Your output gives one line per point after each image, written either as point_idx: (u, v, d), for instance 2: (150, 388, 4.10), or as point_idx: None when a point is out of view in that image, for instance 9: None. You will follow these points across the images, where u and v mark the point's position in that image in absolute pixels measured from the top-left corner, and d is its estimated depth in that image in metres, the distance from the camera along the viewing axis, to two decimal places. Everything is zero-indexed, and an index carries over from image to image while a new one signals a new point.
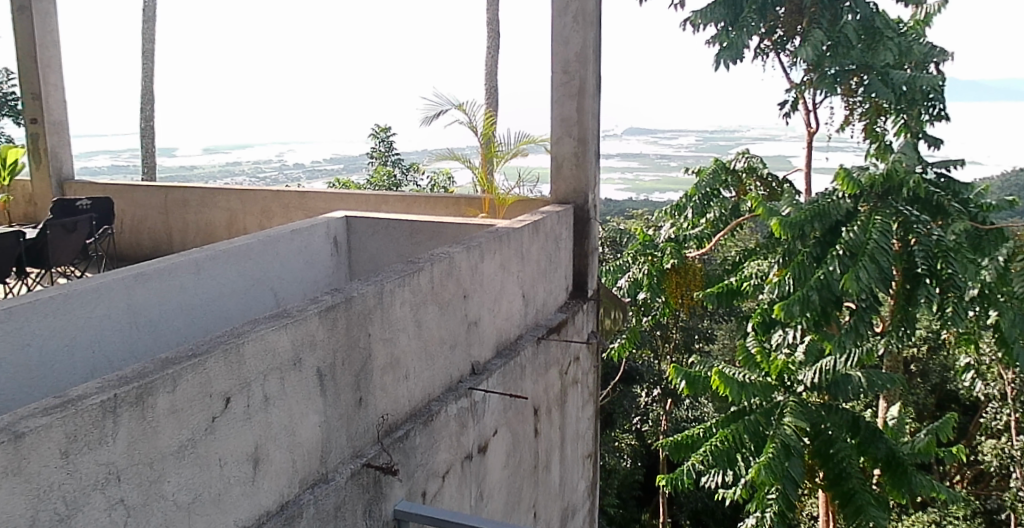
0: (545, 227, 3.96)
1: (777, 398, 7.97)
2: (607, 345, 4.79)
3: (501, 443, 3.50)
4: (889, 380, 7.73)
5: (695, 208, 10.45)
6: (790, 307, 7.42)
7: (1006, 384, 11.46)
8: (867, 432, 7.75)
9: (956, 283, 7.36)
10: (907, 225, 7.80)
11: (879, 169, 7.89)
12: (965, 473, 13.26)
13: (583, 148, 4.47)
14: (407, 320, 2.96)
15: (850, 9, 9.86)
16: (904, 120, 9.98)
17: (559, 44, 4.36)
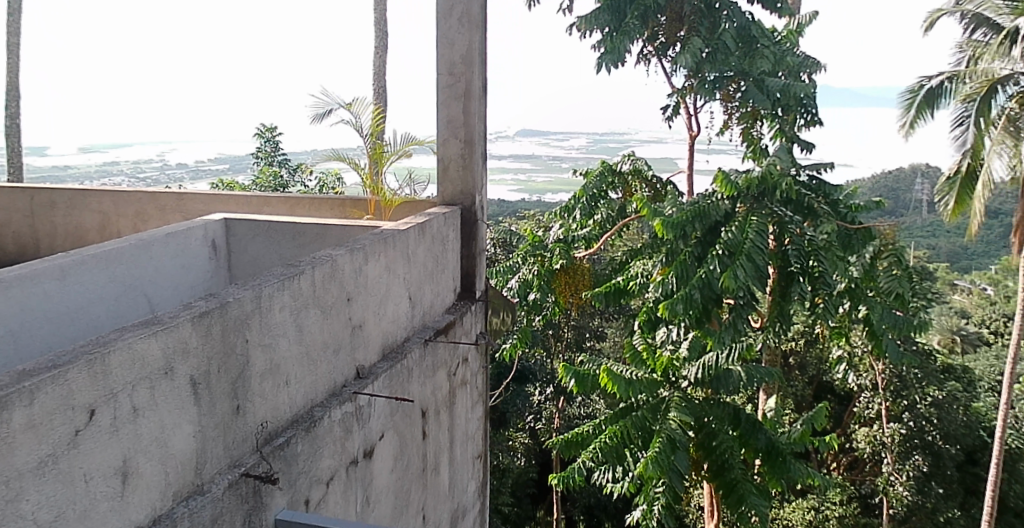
0: (431, 229, 3.93)
1: (663, 391, 7.80)
2: (496, 346, 4.81)
3: (389, 447, 3.47)
4: (767, 375, 7.56)
5: (582, 210, 10.31)
6: (674, 303, 7.42)
7: (877, 375, 12.53)
8: (747, 423, 7.70)
9: (825, 280, 7.71)
10: (782, 226, 7.97)
11: (756, 173, 7.95)
12: (841, 460, 13.87)
13: (470, 150, 4.39)
14: (287, 325, 2.87)
15: (725, 20, 9.94)
16: (778, 125, 10.02)
17: (446, 45, 4.32)
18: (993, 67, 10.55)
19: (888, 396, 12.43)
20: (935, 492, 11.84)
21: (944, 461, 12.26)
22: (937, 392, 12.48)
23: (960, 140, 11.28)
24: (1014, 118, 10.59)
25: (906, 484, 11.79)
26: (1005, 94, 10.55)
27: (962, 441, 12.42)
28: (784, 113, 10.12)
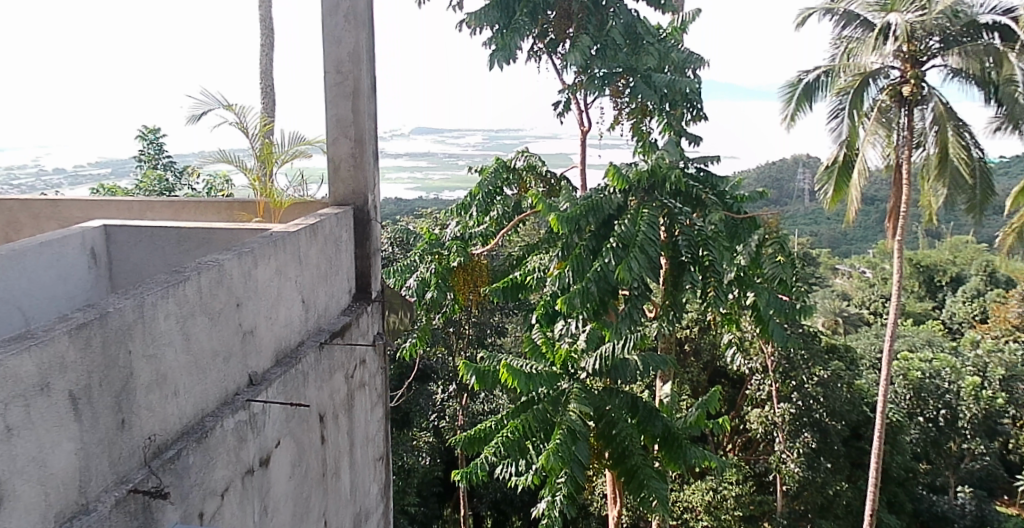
0: (323, 230, 3.87)
1: (563, 385, 6.94)
2: (394, 346, 4.79)
3: (285, 454, 3.40)
4: (664, 362, 7.01)
5: (478, 206, 8.83)
6: (571, 298, 6.46)
7: (767, 357, 12.11)
8: (644, 410, 7.02)
9: (716, 269, 6.68)
10: (670, 215, 6.91)
11: (644, 164, 6.96)
12: (737, 441, 13.65)
13: (360, 149, 4.38)
14: (174, 333, 2.76)
15: (614, 16, 8.06)
16: (668, 120, 8.45)
17: (333, 43, 4.25)
18: (863, 62, 10.60)
19: (777, 377, 12.06)
20: (825, 467, 11.61)
21: (832, 439, 11.85)
22: (823, 371, 11.98)
23: (836, 132, 11.44)
24: (885, 110, 10.81)
25: (798, 461, 11.50)
26: (877, 87, 10.73)
27: (846, 417, 12.05)
28: (671, 108, 8.39)
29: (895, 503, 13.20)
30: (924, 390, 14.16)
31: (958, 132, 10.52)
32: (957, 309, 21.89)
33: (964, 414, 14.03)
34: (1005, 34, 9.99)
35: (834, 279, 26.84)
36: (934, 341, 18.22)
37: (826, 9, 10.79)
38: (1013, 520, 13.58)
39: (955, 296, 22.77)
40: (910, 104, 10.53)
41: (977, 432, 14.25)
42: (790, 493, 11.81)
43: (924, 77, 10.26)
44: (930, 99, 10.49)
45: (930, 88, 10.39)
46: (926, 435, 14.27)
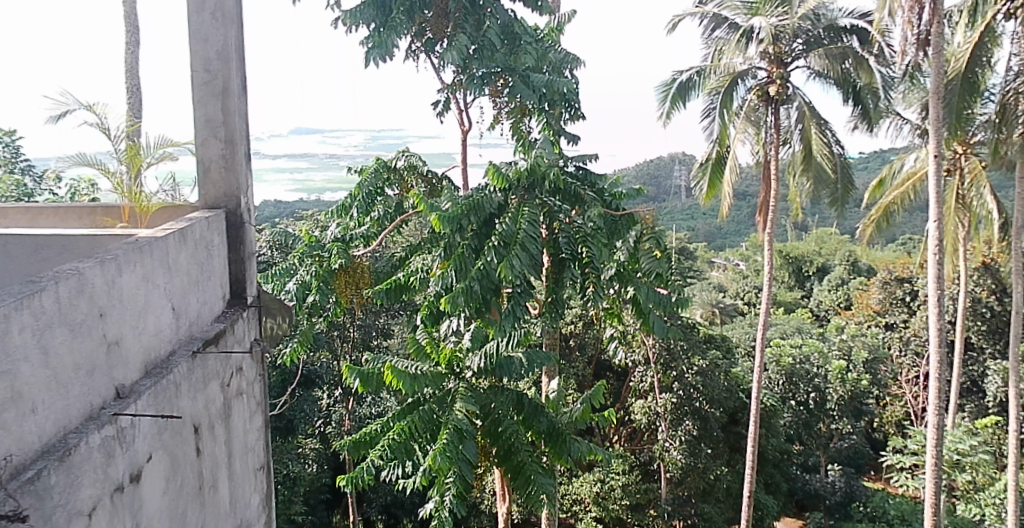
0: (193, 234, 3.75)
1: (450, 384, 6.07)
2: (272, 351, 4.70)
3: (157, 468, 3.25)
4: (550, 358, 6.25)
5: (359, 206, 8.36)
6: (453, 298, 5.91)
7: (649, 350, 12.16)
8: (530, 406, 6.18)
9: (595, 267, 6.36)
10: (549, 212, 6.49)
11: (523, 161, 6.48)
12: (622, 432, 13.57)
13: (232, 151, 4.29)
14: (30, 346, 2.54)
15: (490, 15, 7.74)
16: (547, 118, 8.11)
17: (199, 41, 4.15)
18: (732, 63, 11.19)
19: (659, 369, 12.17)
20: (705, 453, 11.86)
21: (711, 426, 12.12)
22: (701, 360, 12.23)
23: (708, 130, 11.84)
24: (754, 108, 11.40)
25: (679, 448, 11.73)
26: (745, 87, 11.32)
27: (724, 405, 12.29)
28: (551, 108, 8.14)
29: (771, 484, 13.61)
30: (796, 374, 15.23)
31: (821, 130, 11.16)
32: (823, 298, 23.16)
33: (831, 396, 14.85)
34: (862, 36, 10.69)
35: (711, 272, 27.96)
36: (802, 329, 19.21)
37: (696, 12, 11.12)
38: (878, 493, 14.36)
39: (821, 285, 24.15)
40: (776, 103, 11.26)
41: (844, 413, 15.05)
42: (674, 480, 12.05)
43: (788, 77, 10.96)
44: (794, 99, 11.15)
45: (794, 88, 11.08)
46: (798, 417, 15.14)
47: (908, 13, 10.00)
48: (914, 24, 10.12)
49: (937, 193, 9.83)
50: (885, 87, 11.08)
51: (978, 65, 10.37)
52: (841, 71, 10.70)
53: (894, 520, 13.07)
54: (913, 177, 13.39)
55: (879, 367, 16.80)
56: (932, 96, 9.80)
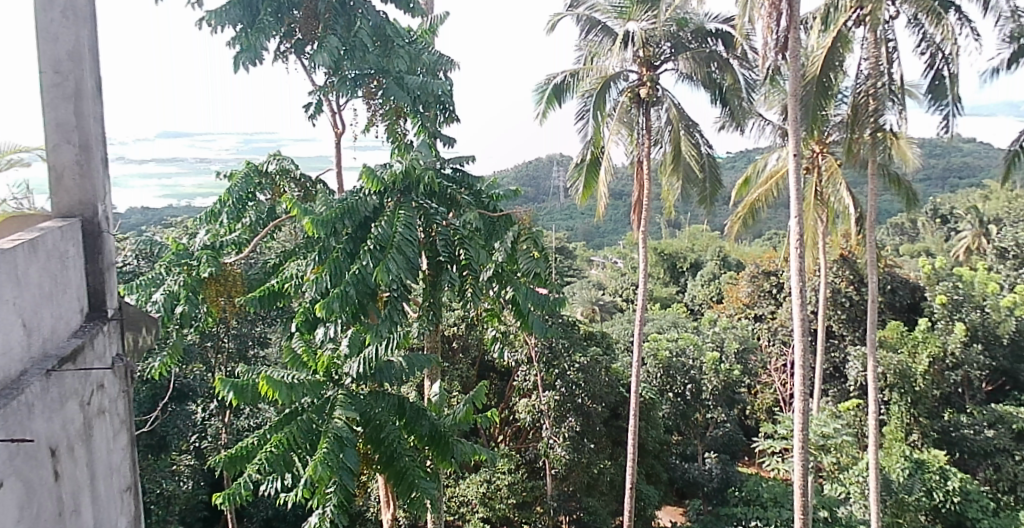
0: (44, 244, 3.55)
1: (329, 392, 5.83)
2: (135, 366, 4.51)
3: (10, 497, 3.01)
4: (428, 361, 6.37)
5: (227, 212, 7.89)
6: (328, 303, 5.74)
7: (531, 349, 12.02)
8: (412, 410, 6.04)
9: (474, 268, 6.45)
10: (425, 215, 6.40)
11: (398, 164, 6.37)
12: (506, 431, 13.33)
13: (87, 156, 4.12)
14: None
15: (362, 16, 7.64)
16: (422, 121, 8.07)
17: (47, 42, 3.94)
18: (605, 66, 11.52)
19: (541, 367, 12.01)
20: (588, 447, 11.96)
21: (592, 421, 12.20)
22: (582, 357, 12.25)
23: (582, 132, 11.98)
24: (626, 110, 11.69)
25: (563, 444, 11.76)
26: (617, 89, 11.58)
27: (605, 399, 12.40)
28: (426, 110, 8.10)
29: (651, 474, 13.96)
30: (672, 367, 15.29)
31: (688, 133, 11.75)
32: (697, 292, 23.75)
33: (706, 386, 15.42)
34: (725, 40, 11.16)
35: (589, 270, 28.27)
36: (678, 323, 19.70)
37: (572, 13, 11.40)
38: (752, 477, 14.91)
39: (694, 281, 24.90)
40: (646, 104, 11.61)
41: (718, 402, 15.71)
42: (558, 476, 12.06)
43: (658, 80, 11.38)
44: (664, 101, 11.50)
45: (663, 90, 11.45)
46: (676, 408, 15.49)
47: (767, 19, 9.98)
48: (773, 29, 10.04)
49: (797, 191, 10.02)
50: (747, 89, 11.51)
51: (832, 70, 10.69)
52: (708, 75, 11.15)
53: (767, 503, 13.78)
54: (774, 176, 13.71)
55: (749, 357, 17.38)
56: (791, 99, 10.04)
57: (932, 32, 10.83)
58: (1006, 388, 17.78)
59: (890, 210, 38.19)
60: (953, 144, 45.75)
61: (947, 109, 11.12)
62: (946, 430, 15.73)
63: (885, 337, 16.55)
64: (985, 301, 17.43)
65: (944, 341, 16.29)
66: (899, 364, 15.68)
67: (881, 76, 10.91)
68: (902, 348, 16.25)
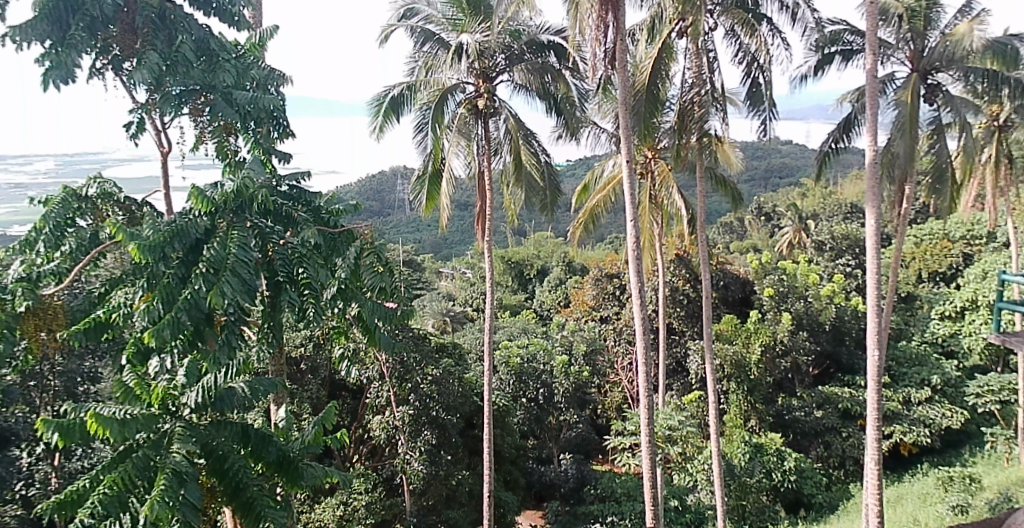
0: None
1: (166, 425, 5.52)
2: None
3: None
4: (273, 385, 6.17)
5: (43, 240, 7.16)
6: (158, 331, 5.40)
7: (382, 365, 11.90)
8: (257, 437, 5.86)
9: (315, 288, 6.20)
10: (260, 234, 6.21)
11: (229, 183, 6.17)
12: (362, 450, 13.16)
13: None
14: None
15: (184, 30, 7.36)
16: (254, 138, 7.57)
17: None
18: (441, 79, 11.67)
19: (393, 383, 12.00)
20: (445, 459, 12.03)
21: (448, 432, 12.37)
22: (434, 370, 12.34)
23: (421, 145, 12.10)
24: (465, 121, 11.91)
25: (420, 458, 11.74)
26: (455, 101, 11.74)
27: (459, 410, 12.68)
28: (257, 126, 7.63)
29: (510, 481, 14.15)
30: (524, 373, 15.63)
31: (527, 142, 12.14)
32: (545, 298, 23.89)
33: (558, 388, 15.61)
34: (558, 51, 11.84)
35: (439, 282, 28.61)
36: (527, 330, 19.73)
37: (405, 26, 11.68)
38: (605, 474, 15.76)
39: (541, 286, 25.36)
40: (484, 116, 11.91)
41: (570, 404, 15.84)
42: (416, 491, 12.01)
43: (495, 91, 11.79)
44: (501, 112, 11.87)
45: (500, 101, 11.85)
46: (529, 413, 15.70)
47: (596, 31, 10.10)
48: (602, 41, 10.28)
49: (632, 195, 10.27)
50: (580, 98, 12.16)
51: (659, 79, 10.96)
52: (542, 85, 11.68)
53: (621, 498, 14.69)
54: (611, 182, 14.16)
55: (598, 358, 17.89)
56: (620, 107, 10.17)
57: (747, 43, 11.61)
58: (831, 371, 19.47)
59: (718, 210, 41.34)
60: (769, 149, 50.34)
61: (764, 115, 11.99)
62: (779, 413, 17.37)
63: (721, 331, 17.15)
64: (807, 290, 18.71)
65: (774, 330, 17.45)
66: (735, 355, 16.53)
67: (704, 84, 11.58)
68: (737, 340, 16.98)
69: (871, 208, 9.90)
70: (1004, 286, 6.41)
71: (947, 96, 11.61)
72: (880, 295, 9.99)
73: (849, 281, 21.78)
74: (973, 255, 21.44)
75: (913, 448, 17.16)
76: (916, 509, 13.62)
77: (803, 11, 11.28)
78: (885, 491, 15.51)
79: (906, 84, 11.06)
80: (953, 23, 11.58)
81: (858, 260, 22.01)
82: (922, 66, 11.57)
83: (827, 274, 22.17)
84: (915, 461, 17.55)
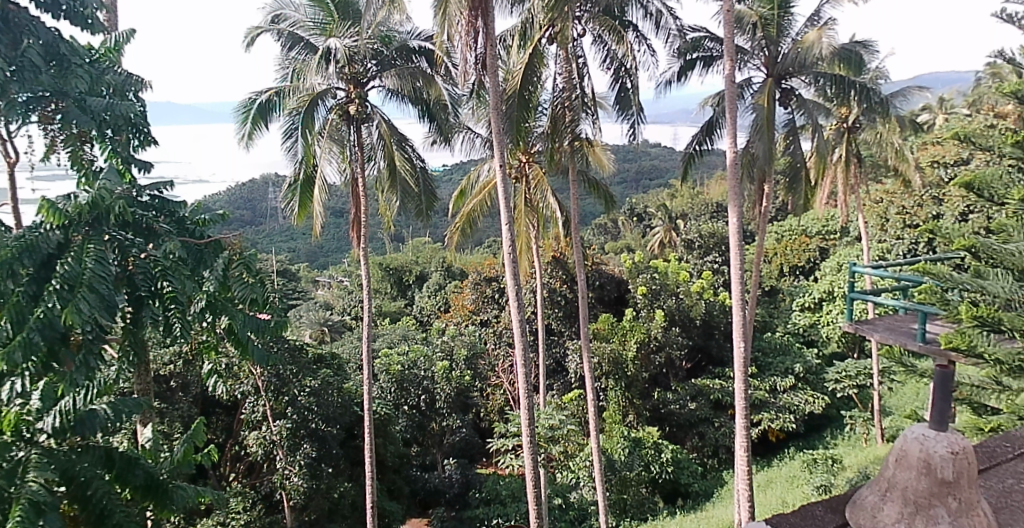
0: None
1: (19, 454, 5.26)
2: None
3: None
4: (138, 405, 5.99)
5: None
6: (8, 354, 5.01)
7: (258, 379, 11.75)
8: (122, 460, 5.71)
9: (181, 302, 5.98)
10: (119, 248, 6.01)
11: (84, 194, 5.85)
12: (239, 468, 12.79)
13: None
14: None
15: (29, 35, 6.76)
16: (112, 146, 7.23)
17: None
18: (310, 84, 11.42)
19: (269, 396, 11.83)
20: (326, 472, 11.92)
21: (329, 444, 12.38)
22: (312, 381, 12.31)
23: (291, 152, 11.73)
24: (336, 127, 11.88)
25: (300, 473, 11.55)
26: (325, 107, 11.61)
27: (341, 421, 12.67)
28: (114, 134, 7.25)
29: (393, 490, 14.51)
30: (406, 379, 15.82)
31: (400, 147, 12.29)
32: (424, 303, 23.84)
33: (439, 394, 16.07)
34: (428, 57, 11.89)
35: (315, 291, 28.19)
36: (406, 336, 19.45)
37: (271, 30, 11.43)
38: (489, 477, 15.93)
39: (421, 291, 25.30)
40: (357, 121, 11.91)
41: (451, 409, 16.35)
42: (297, 507, 11.84)
43: (366, 96, 11.81)
44: (373, 117, 11.96)
45: (371, 107, 11.86)
46: (412, 420, 15.81)
47: (466, 38, 10.15)
48: (472, 47, 10.34)
49: (506, 200, 10.39)
50: (451, 103, 12.27)
51: (529, 84, 11.17)
52: (414, 89, 11.61)
53: (507, 499, 14.91)
54: (486, 187, 14.22)
55: (479, 362, 18.12)
56: (491, 112, 10.25)
57: (615, 49, 11.98)
58: (702, 363, 20.24)
59: (592, 212, 42.68)
60: (640, 152, 52.53)
61: (632, 119, 12.61)
62: (656, 407, 18.00)
63: (598, 330, 17.51)
64: (679, 288, 19.30)
65: (647, 327, 18.08)
66: (612, 352, 17.12)
67: (574, 89, 11.89)
68: (613, 338, 17.50)
69: (734, 208, 10.35)
70: (853, 277, 6.83)
71: (799, 100, 12.45)
72: (743, 290, 10.47)
73: (717, 277, 22.96)
74: (829, 249, 22.93)
75: (780, 434, 18.08)
76: (784, 492, 14.34)
77: (665, 18, 11.97)
78: (757, 476, 16.33)
79: (762, 89, 11.64)
80: (802, 31, 12.26)
81: (724, 257, 23.34)
82: (776, 71, 12.21)
83: (696, 271, 23.32)
84: (781, 446, 18.45)
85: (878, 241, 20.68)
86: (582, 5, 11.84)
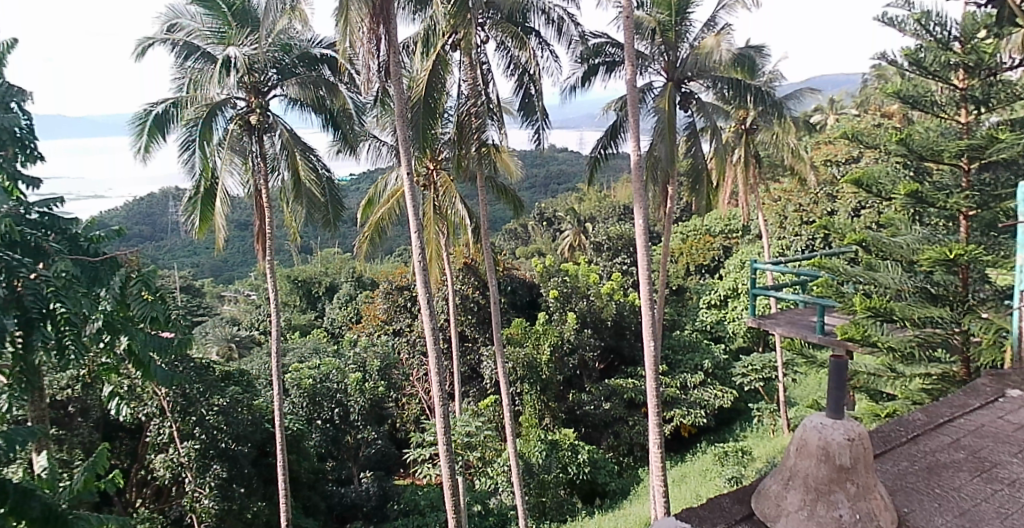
0: None
1: None
2: None
3: None
4: (32, 432, 5.70)
5: None
6: None
7: (162, 400, 11.45)
8: (17, 492, 5.35)
9: (74, 323, 5.77)
10: (5, 268, 5.64)
11: None
12: (145, 492, 12.45)
13: None
14: None
15: None
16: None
17: None
18: (208, 93, 11.10)
19: (176, 417, 11.50)
20: (238, 492, 11.69)
21: (240, 463, 12.11)
22: (221, 399, 12.00)
23: (189, 165, 11.42)
24: (237, 138, 11.65)
25: (210, 495, 11.33)
26: (225, 117, 11.44)
27: (251, 439, 12.40)
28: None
29: (309, 507, 14.59)
30: (318, 394, 15.58)
31: (305, 157, 11.97)
32: (336, 315, 23.50)
33: (353, 407, 15.97)
34: (331, 65, 11.83)
35: (222, 307, 27.38)
36: (317, 349, 19.08)
37: (165, 39, 11.04)
38: (407, 488, 15.86)
39: (331, 303, 24.88)
40: (258, 132, 11.83)
41: (366, 421, 16.22)
42: None
43: (267, 106, 11.68)
44: (275, 127, 11.80)
45: (273, 116, 11.76)
46: (326, 435, 15.57)
47: (368, 45, 10.02)
48: (375, 54, 10.29)
49: (413, 207, 10.30)
50: (357, 110, 12.26)
51: (435, 91, 11.18)
52: (317, 98, 11.65)
53: (425, 510, 14.92)
54: (394, 194, 14.14)
55: (393, 372, 18.00)
56: (396, 118, 10.20)
57: (517, 54, 12.20)
58: (615, 364, 20.55)
59: (501, 218, 42.96)
60: (547, 157, 53.24)
61: (536, 124, 12.87)
62: (571, 409, 18.25)
63: (511, 334, 17.88)
64: (589, 289, 19.68)
65: (560, 330, 18.37)
66: (526, 357, 17.24)
67: (479, 95, 11.95)
68: (526, 343, 17.84)
69: (639, 209, 10.57)
70: (756, 272, 6.99)
71: (699, 103, 12.79)
72: (651, 289, 10.67)
73: (626, 277, 23.36)
74: (732, 247, 23.67)
75: (692, 429, 18.60)
76: (698, 485, 14.76)
77: (567, 24, 12.23)
78: (671, 472, 16.69)
79: (661, 94, 12.09)
80: (700, 36, 12.65)
81: (633, 258, 23.77)
82: (676, 76, 12.50)
83: (606, 272, 23.68)
84: (694, 441, 18.99)
85: (777, 238, 21.52)
86: (485, 12, 11.89)
